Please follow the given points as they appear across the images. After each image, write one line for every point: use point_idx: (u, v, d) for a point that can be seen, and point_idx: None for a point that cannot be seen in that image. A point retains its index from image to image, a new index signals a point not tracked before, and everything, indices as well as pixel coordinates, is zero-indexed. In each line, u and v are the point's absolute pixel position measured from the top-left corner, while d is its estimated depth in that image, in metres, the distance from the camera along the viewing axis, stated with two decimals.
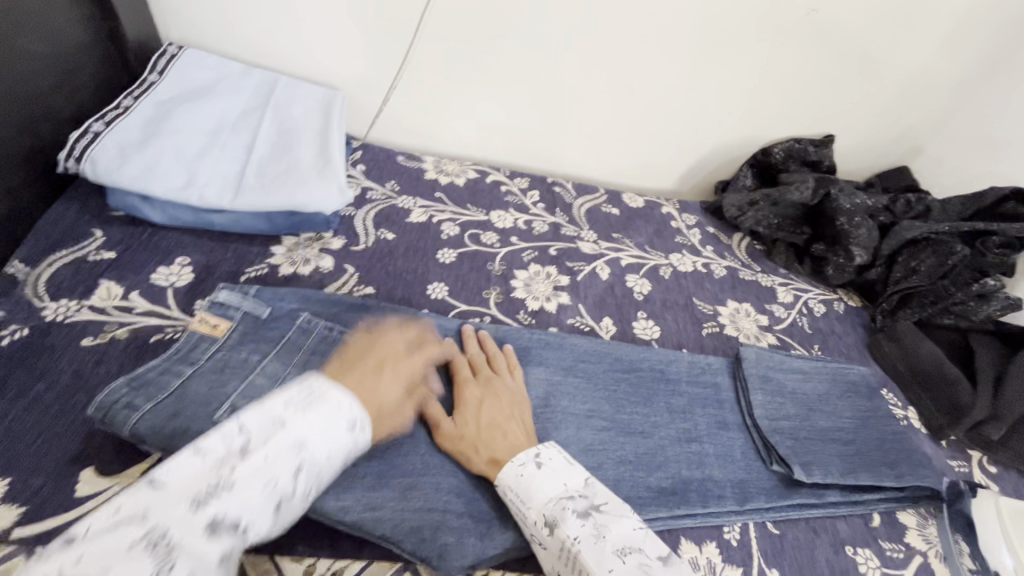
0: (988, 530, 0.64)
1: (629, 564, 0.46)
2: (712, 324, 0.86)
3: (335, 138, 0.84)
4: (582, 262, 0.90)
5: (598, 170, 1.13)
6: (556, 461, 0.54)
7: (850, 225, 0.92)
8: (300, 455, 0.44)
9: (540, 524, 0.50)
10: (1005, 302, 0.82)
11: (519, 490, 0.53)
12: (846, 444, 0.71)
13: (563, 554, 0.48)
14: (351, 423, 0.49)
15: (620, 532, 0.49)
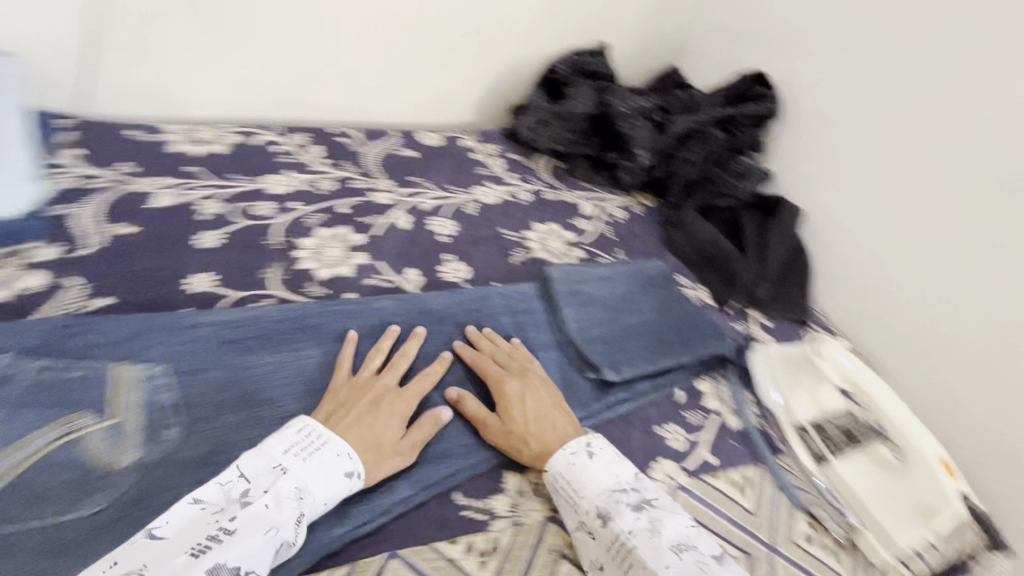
0: (764, 377, 0.73)
1: (686, 561, 0.49)
2: (521, 251, 0.85)
3: (10, 131, 0.67)
4: (378, 214, 0.83)
5: (389, 109, 1.05)
6: (607, 453, 0.57)
7: (629, 128, 0.98)
8: (321, 491, 0.48)
9: (591, 516, 0.52)
10: (758, 177, 0.97)
11: (570, 479, 0.55)
12: (649, 335, 0.77)
13: (616, 546, 0.50)
14: (348, 470, 0.50)
15: (676, 530, 0.52)
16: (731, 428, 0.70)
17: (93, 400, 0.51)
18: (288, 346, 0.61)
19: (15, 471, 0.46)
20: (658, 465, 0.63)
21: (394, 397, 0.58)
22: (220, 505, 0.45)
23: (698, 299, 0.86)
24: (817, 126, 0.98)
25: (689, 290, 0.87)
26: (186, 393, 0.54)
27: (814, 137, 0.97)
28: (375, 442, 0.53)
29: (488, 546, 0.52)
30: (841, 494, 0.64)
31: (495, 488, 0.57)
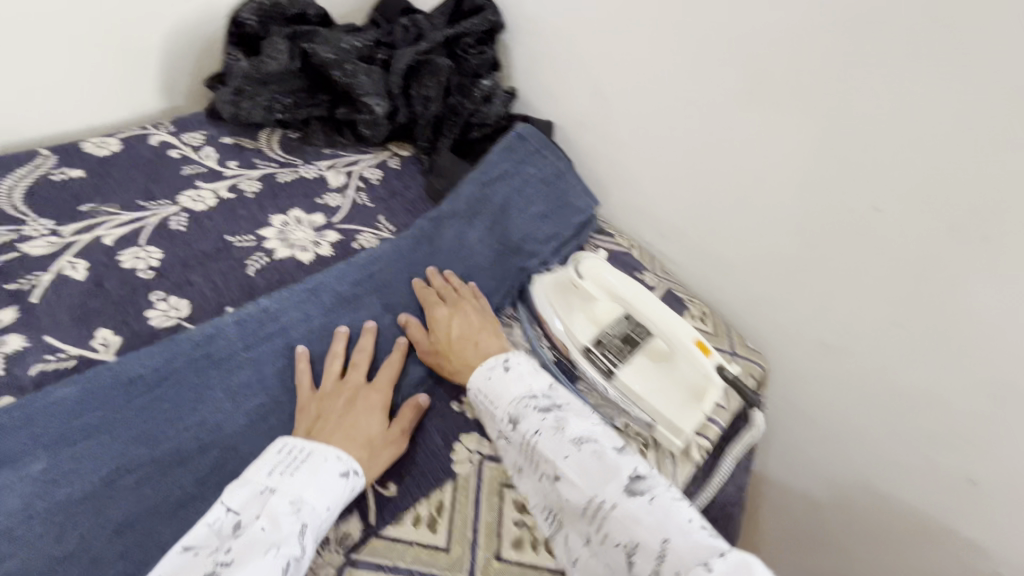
0: (547, 309, 0.70)
1: (583, 450, 0.52)
2: (258, 257, 0.71)
3: None
4: (37, 272, 0.62)
5: (26, 121, 0.78)
6: (523, 367, 0.60)
7: (348, 76, 0.83)
8: (337, 484, 0.50)
9: (504, 421, 0.57)
10: (503, 97, 0.89)
11: (487, 397, 0.59)
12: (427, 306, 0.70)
13: (526, 447, 0.55)
14: (342, 470, 0.51)
15: (579, 424, 0.55)
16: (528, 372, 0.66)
17: None
18: None
19: None
20: (460, 444, 0.59)
21: (363, 394, 0.59)
22: (213, 542, 0.46)
23: None
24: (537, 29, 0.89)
25: None
26: None
27: (541, 40, 0.89)
28: (368, 438, 0.55)
29: None
30: (637, 399, 0.63)
31: None
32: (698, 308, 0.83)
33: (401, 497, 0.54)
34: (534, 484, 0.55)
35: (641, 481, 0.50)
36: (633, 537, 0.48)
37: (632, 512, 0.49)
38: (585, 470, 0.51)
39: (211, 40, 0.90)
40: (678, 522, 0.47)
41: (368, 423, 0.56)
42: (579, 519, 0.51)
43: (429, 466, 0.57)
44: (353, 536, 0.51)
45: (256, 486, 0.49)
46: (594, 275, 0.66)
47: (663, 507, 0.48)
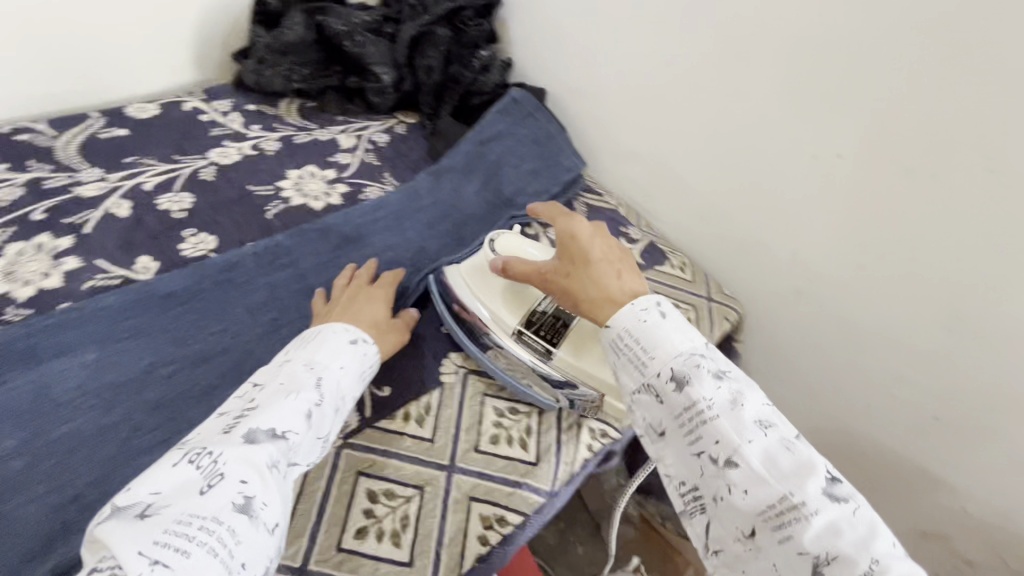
0: (467, 297, 0.66)
1: (771, 439, 0.43)
2: (276, 204, 0.80)
3: None
4: (88, 210, 0.72)
5: (77, 89, 0.88)
6: (678, 316, 0.49)
7: (357, 47, 0.92)
8: (347, 356, 0.54)
9: (665, 379, 0.46)
10: (500, 67, 0.97)
11: (639, 338, 0.48)
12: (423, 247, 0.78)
13: (686, 411, 0.45)
14: (349, 338, 0.56)
15: (757, 405, 0.45)
16: None
17: None
18: None
19: None
20: (448, 359, 0.67)
21: (367, 294, 0.65)
22: (237, 407, 0.46)
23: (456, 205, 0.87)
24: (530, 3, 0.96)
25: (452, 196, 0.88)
26: None
27: (535, 13, 0.97)
28: (375, 321, 0.61)
29: None
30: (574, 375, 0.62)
31: None
32: (679, 259, 0.89)
33: (393, 398, 0.62)
34: (710, 488, 0.43)
35: (836, 486, 0.41)
36: (831, 549, 0.39)
37: (831, 518, 0.39)
38: (772, 463, 0.42)
39: (237, 18, 1.00)
40: (886, 544, 0.39)
41: (364, 313, 0.61)
42: (734, 511, 0.42)
43: (419, 376, 0.64)
44: (350, 425, 0.58)
45: (271, 369, 0.50)
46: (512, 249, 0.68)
47: (870, 531, 0.39)
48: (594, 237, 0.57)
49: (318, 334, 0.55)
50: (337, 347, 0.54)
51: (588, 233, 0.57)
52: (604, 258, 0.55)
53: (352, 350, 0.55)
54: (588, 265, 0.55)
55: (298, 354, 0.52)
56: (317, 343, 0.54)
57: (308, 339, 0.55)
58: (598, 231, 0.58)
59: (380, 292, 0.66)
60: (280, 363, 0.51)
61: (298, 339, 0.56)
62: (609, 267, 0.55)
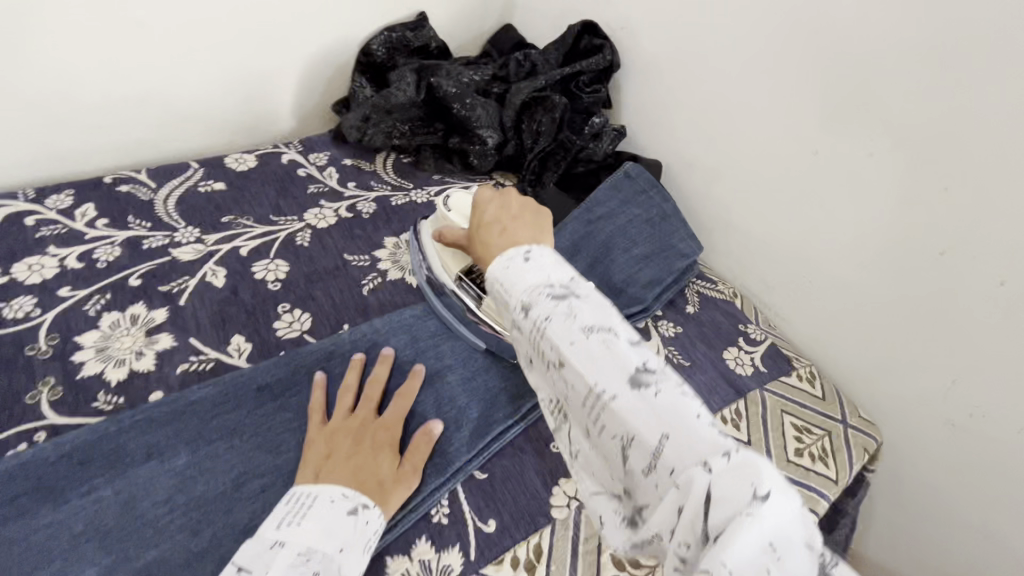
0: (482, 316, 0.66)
1: (595, 344, 0.39)
2: (372, 277, 0.74)
3: None
4: (184, 276, 0.68)
5: (181, 135, 0.87)
6: (547, 259, 0.44)
7: (466, 109, 0.87)
8: (348, 530, 0.48)
9: (515, 309, 0.43)
10: (612, 135, 0.90)
11: (497, 283, 0.45)
12: None
13: (534, 337, 0.41)
14: (348, 509, 0.49)
15: (594, 313, 0.41)
16: None
17: None
18: (77, 491, 0.49)
19: None
20: (558, 488, 0.59)
21: (376, 428, 0.57)
22: None
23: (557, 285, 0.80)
24: (653, 69, 0.89)
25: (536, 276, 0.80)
26: None
27: (656, 80, 0.89)
28: (377, 480, 0.52)
29: None
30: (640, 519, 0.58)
31: None
32: (806, 368, 0.78)
33: (499, 536, 0.54)
34: (544, 375, 0.43)
35: (646, 374, 0.38)
36: (685, 476, 0.34)
37: (633, 408, 0.37)
38: (589, 360, 0.39)
39: (341, 68, 0.96)
40: (742, 474, 0.32)
41: (376, 466, 0.54)
42: (579, 410, 0.40)
43: (527, 508, 0.56)
44: (453, 570, 0.51)
45: (264, 546, 0.46)
46: (461, 208, 0.67)
47: (737, 462, 0.32)
48: (494, 202, 0.56)
49: (305, 505, 0.49)
50: (334, 523, 0.48)
51: (489, 202, 0.55)
52: (496, 218, 0.53)
53: (354, 518, 0.49)
54: (477, 229, 0.53)
55: (292, 531, 0.47)
56: (313, 514, 0.48)
57: (303, 505, 0.49)
58: (503, 195, 0.56)
59: (390, 418, 0.58)
60: (269, 542, 0.46)
61: (291, 492, 0.51)
62: (499, 225, 0.51)
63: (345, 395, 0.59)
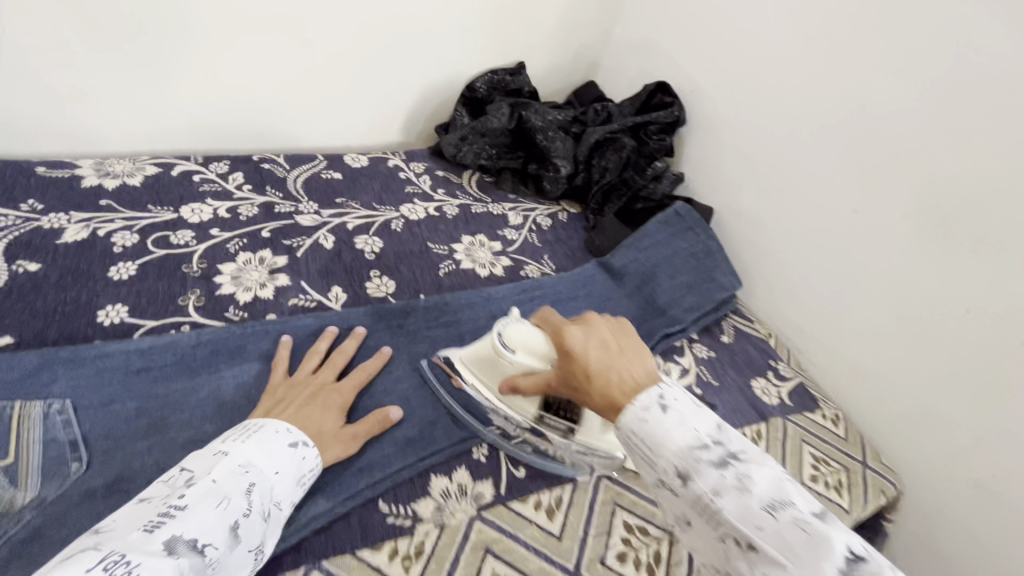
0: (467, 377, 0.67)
1: (776, 518, 0.39)
2: (448, 263, 0.88)
3: None
4: (302, 236, 0.83)
5: (310, 134, 1.04)
6: (683, 404, 0.45)
7: (547, 141, 1.02)
8: (284, 457, 0.51)
9: (670, 474, 0.43)
10: (672, 179, 1.02)
11: (644, 438, 0.44)
12: None
13: (697, 507, 0.41)
14: (290, 441, 0.53)
15: (739, 450, 0.43)
16: None
17: None
18: (206, 371, 0.62)
19: None
20: None
21: (329, 390, 0.62)
22: (162, 495, 0.44)
23: (603, 296, 0.89)
24: (716, 128, 1.00)
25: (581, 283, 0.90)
26: (93, 425, 0.54)
27: (717, 139, 1.01)
28: (318, 429, 0.57)
29: (412, 551, 0.53)
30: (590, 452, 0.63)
31: (420, 492, 0.58)
32: (831, 411, 0.83)
33: (527, 481, 0.62)
34: (706, 540, 0.42)
35: (857, 566, 0.36)
36: None
37: (791, 541, 0.37)
38: (769, 535, 0.38)
39: (447, 99, 1.13)
40: (835, 555, 0.36)
41: (321, 419, 0.58)
42: (723, 557, 0.41)
43: (555, 466, 0.64)
44: (484, 497, 0.59)
45: (193, 463, 0.48)
46: (525, 343, 0.60)
47: (825, 533, 0.37)
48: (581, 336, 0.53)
49: (248, 431, 0.51)
50: (268, 448, 0.50)
51: (585, 343, 0.51)
52: (586, 345, 0.51)
53: (296, 457, 0.52)
54: (565, 338, 0.53)
55: (232, 447, 0.49)
56: (256, 437, 0.51)
57: (249, 429, 0.52)
58: (593, 330, 0.53)
59: (346, 387, 0.63)
60: (209, 455, 0.48)
61: (240, 425, 0.54)
62: (595, 350, 0.51)
63: (320, 346, 0.67)
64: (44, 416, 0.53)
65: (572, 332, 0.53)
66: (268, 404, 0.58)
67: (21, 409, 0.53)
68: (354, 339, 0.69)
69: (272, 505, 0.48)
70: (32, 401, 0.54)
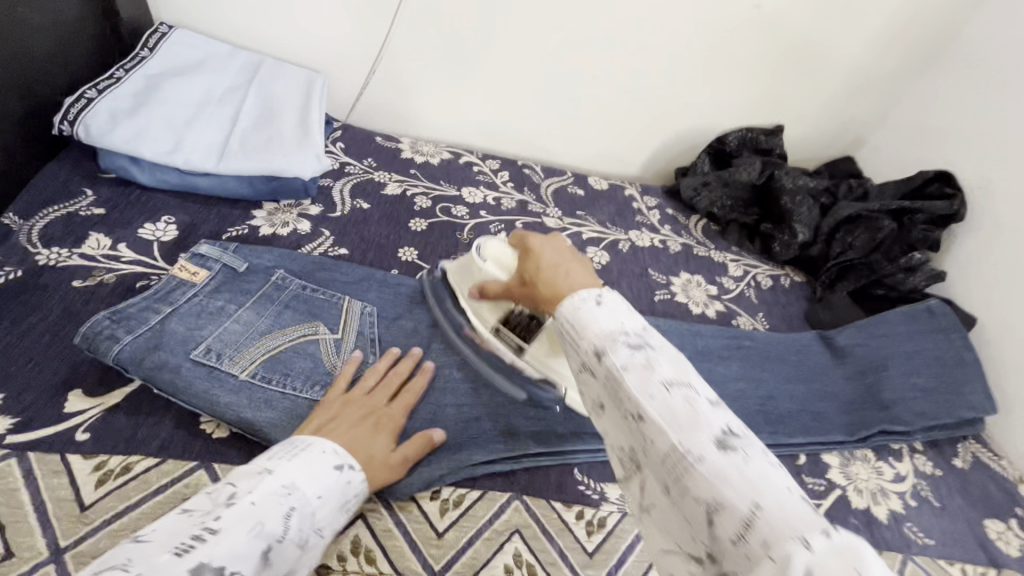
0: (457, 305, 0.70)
1: (731, 450, 0.34)
2: (664, 292, 0.92)
3: (288, 105, 0.89)
4: (546, 234, 0.96)
5: (560, 152, 1.16)
6: (618, 301, 0.43)
7: (793, 204, 0.99)
8: (331, 480, 0.48)
9: (590, 355, 0.41)
10: (930, 274, 0.92)
11: (571, 322, 0.43)
12: (768, 399, 0.79)
13: (644, 409, 0.37)
14: (336, 463, 0.49)
15: (672, 368, 0.39)
16: (853, 505, 0.70)
17: (330, 318, 0.68)
18: None
19: (269, 353, 0.62)
20: None
21: (382, 416, 0.59)
22: (204, 508, 0.40)
23: (818, 368, 0.85)
24: (1003, 232, 0.88)
25: (795, 350, 0.87)
26: (386, 328, 0.71)
27: (999, 245, 0.89)
28: (369, 454, 0.53)
29: (597, 522, 0.59)
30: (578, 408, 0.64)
31: (609, 476, 0.64)
32: None
33: None
34: (618, 422, 0.39)
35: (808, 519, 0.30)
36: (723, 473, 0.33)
37: (721, 468, 0.33)
38: (670, 414, 0.36)
39: (694, 147, 1.17)
40: (762, 471, 0.33)
41: (374, 440, 0.55)
42: (658, 462, 0.36)
43: None
44: None
45: (227, 498, 0.41)
46: (496, 257, 0.67)
47: (757, 472, 0.33)
48: (547, 249, 0.54)
49: (274, 470, 0.45)
50: (315, 476, 0.46)
51: (544, 247, 0.54)
52: (552, 264, 0.51)
53: (341, 482, 0.48)
54: (530, 261, 0.53)
55: (278, 467, 0.45)
56: (301, 465, 0.47)
57: (294, 450, 0.49)
58: (555, 240, 0.56)
59: (389, 417, 0.59)
60: (257, 470, 0.45)
61: (290, 440, 0.50)
62: (552, 263, 0.52)
63: (368, 376, 0.62)
64: (362, 313, 0.71)
65: (534, 241, 0.54)
66: (324, 419, 0.55)
67: (348, 303, 0.71)
68: (407, 364, 0.65)
69: (308, 537, 0.44)
70: (355, 299, 0.72)
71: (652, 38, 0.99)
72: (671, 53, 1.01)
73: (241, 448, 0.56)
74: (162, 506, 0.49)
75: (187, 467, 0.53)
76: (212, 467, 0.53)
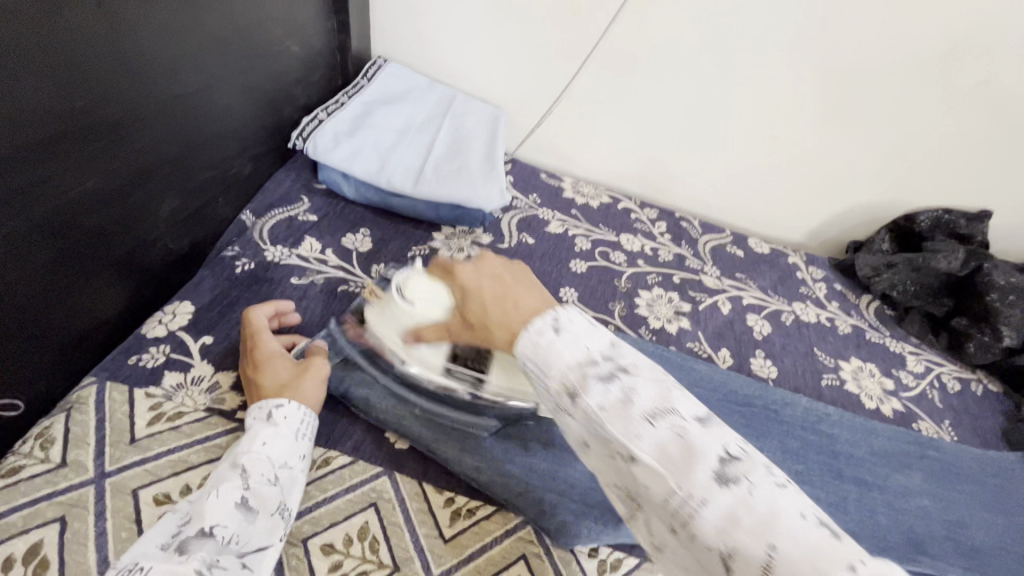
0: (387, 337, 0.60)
1: (661, 429, 0.37)
2: (832, 376, 0.85)
3: (475, 140, 0.95)
4: (705, 293, 0.93)
5: (721, 207, 1.12)
6: (577, 321, 0.43)
7: (1002, 303, 0.87)
8: (269, 429, 0.52)
9: (561, 396, 0.41)
10: None
11: (535, 360, 0.42)
12: (959, 526, 0.68)
13: (587, 422, 0.39)
14: (265, 413, 0.53)
15: (654, 393, 0.39)
16: None
17: None
18: None
19: None
20: None
21: (259, 355, 0.58)
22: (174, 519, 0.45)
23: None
24: None
25: (996, 473, 0.75)
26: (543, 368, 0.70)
27: None
28: (278, 382, 0.56)
29: None
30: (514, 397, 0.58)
31: None
32: None
33: None
34: (601, 459, 0.40)
35: (733, 466, 0.36)
36: (729, 533, 0.33)
37: (727, 509, 0.34)
38: (665, 455, 0.36)
39: (875, 221, 1.07)
40: (786, 513, 0.33)
41: (275, 369, 0.57)
42: (659, 509, 0.36)
43: None
44: None
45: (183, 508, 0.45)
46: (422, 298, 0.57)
47: (769, 498, 0.34)
48: (478, 272, 0.50)
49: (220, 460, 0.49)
50: (260, 438, 0.51)
51: (476, 278, 0.49)
52: (498, 295, 0.47)
53: (294, 432, 0.53)
54: (465, 297, 0.49)
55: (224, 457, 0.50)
56: (242, 442, 0.51)
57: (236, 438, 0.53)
58: (484, 264, 0.50)
59: (268, 349, 0.59)
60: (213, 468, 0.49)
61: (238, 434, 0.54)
62: (512, 298, 0.46)
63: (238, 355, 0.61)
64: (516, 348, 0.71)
65: (477, 281, 0.49)
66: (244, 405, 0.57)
67: None
68: (251, 327, 0.61)
69: (280, 471, 0.49)
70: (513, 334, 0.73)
71: (848, 104, 0.93)
72: (867, 120, 0.95)
73: (417, 462, 0.59)
74: (351, 504, 0.54)
75: (373, 471, 0.57)
76: (393, 476, 0.57)
